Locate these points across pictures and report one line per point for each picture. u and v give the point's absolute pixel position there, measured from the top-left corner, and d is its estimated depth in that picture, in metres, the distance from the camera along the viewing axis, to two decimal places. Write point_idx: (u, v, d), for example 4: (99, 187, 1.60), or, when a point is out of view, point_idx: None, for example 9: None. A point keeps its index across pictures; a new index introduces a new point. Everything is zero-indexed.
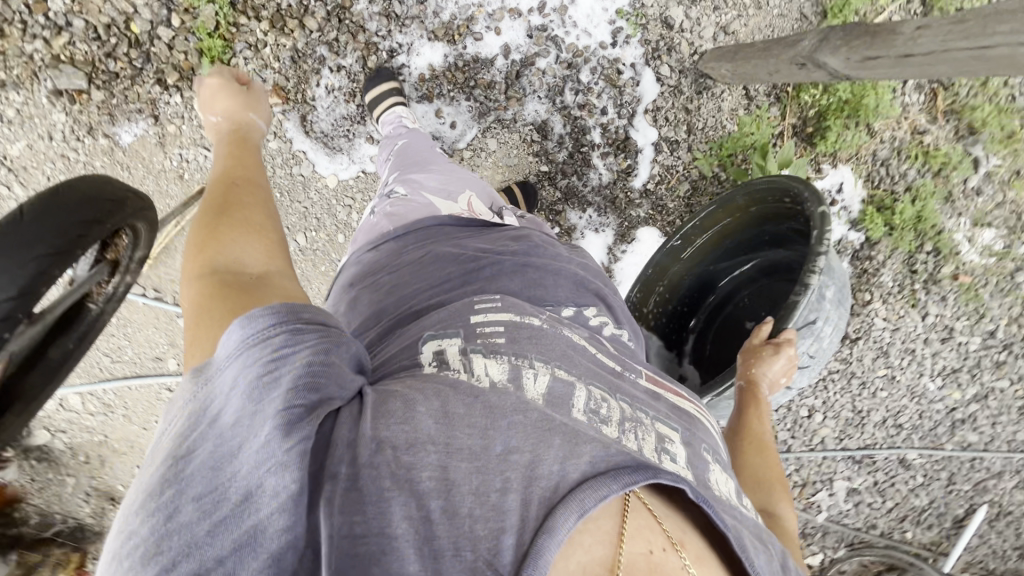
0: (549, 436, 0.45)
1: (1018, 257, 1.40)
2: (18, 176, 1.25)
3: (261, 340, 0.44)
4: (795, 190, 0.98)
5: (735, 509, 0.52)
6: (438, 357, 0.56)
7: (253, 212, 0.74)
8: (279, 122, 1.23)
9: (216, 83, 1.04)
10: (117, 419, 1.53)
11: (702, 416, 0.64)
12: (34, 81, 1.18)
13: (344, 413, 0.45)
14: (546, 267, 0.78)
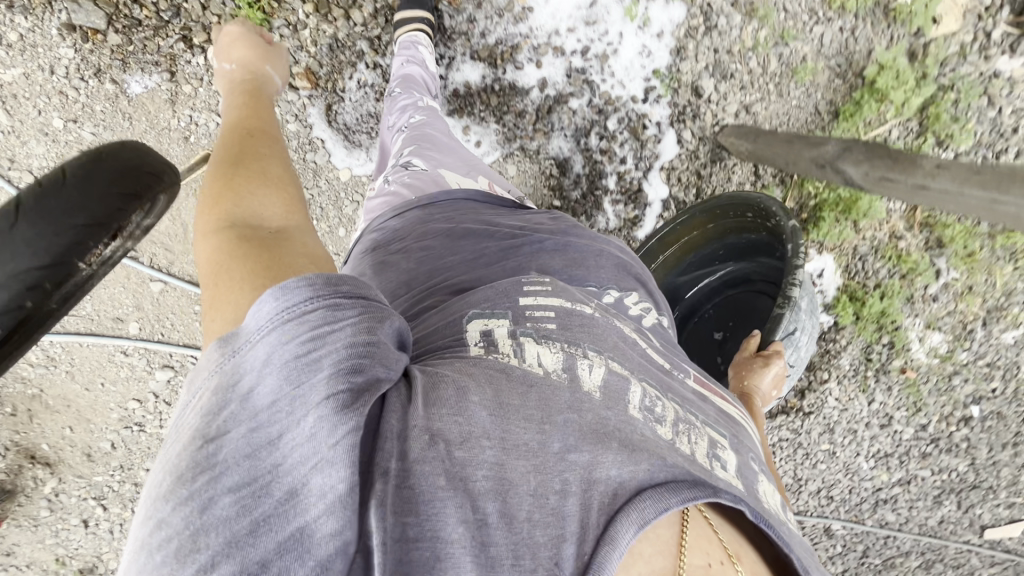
0: (607, 441, 0.47)
1: (958, 363, 1.53)
2: (5, 103, 1.17)
3: (296, 313, 0.42)
4: (761, 204, 1.07)
5: (778, 515, 0.56)
6: (487, 336, 0.58)
7: (270, 162, 0.69)
8: (303, 106, 1.21)
9: (237, 34, 1.01)
10: (59, 374, 1.43)
11: (746, 422, 0.69)
12: (46, 10, 1.11)
13: (392, 395, 0.45)
14: (589, 252, 0.79)
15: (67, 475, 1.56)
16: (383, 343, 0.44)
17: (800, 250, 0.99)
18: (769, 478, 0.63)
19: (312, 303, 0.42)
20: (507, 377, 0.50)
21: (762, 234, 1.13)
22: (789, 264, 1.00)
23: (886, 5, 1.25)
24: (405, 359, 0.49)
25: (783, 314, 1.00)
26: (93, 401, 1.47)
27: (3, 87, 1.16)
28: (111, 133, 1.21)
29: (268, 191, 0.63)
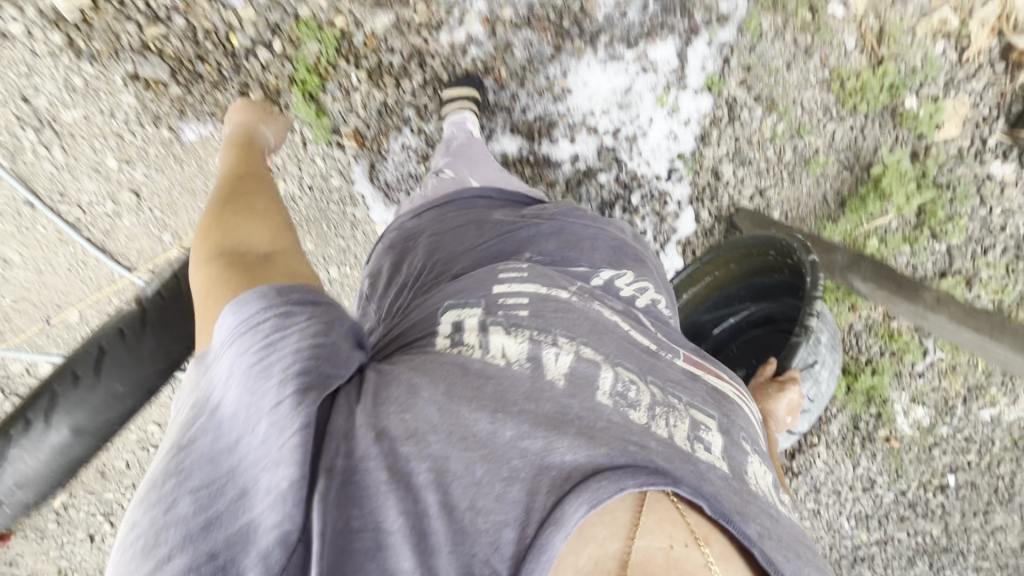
0: (566, 428, 0.52)
1: (939, 436, 1.63)
2: (63, 141, 1.22)
3: (258, 327, 0.55)
4: (780, 244, 1.12)
5: (762, 500, 0.55)
6: (458, 326, 0.66)
7: (259, 203, 0.81)
8: (348, 164, 1.27)
9: (240, 104, 1.14)
10: None
11: (743, 401, 0.69)
12: (113, 59, 1.16)
13: (344, 392, 0.56)
14: (580, 237, 0.89)
15: (79, 490, 1.60)
16: (336, 347, 0.56)
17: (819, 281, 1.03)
18: (767, 466, 0.63)
19: (271, 317, 0.55)
20: (463, 375, 0.57)
21: (782, 274, 1.19)
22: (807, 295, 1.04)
23: (894, 109, 1.35)
24: (362, 355, 0.61)
25: (799, 342, 1.04)
26: None
27: (62, 126, 1.21)
28: (162, 175, 1.26)
29: (257, 225, 0.75)
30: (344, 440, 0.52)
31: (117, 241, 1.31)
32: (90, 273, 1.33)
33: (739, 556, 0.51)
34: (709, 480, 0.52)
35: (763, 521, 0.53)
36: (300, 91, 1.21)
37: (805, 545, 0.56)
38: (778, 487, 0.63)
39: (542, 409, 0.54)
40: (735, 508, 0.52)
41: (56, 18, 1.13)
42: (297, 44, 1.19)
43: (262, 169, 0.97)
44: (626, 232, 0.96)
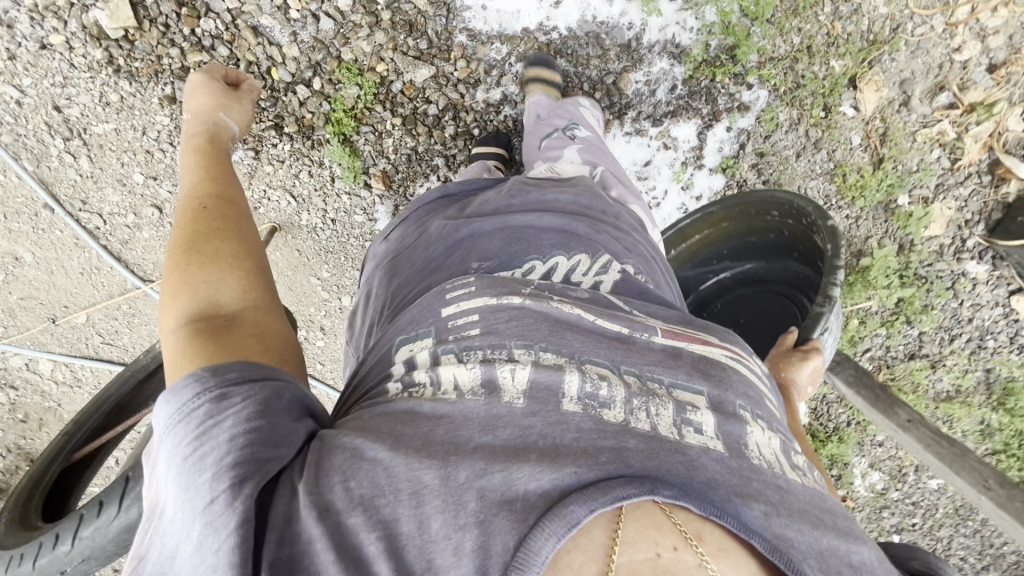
0: (527, 454, 0.49)
1: (890, 499, 1.76)
2: (89, 151, 1.23)
3: (194, 416, 0.53)
4: (788, 204, 1.12)
5: (767, 473, 0.51)
6: (411, 365, 0.63)
7: (229, 235, 0.72)
8: (373, 204, 1.31)
9: (199, 80, 0.95)
10: (80, 394, 1.47)
11: (740, 362, 0.63)
12: (152, 80, 1.17)
13: (290, 470, 0.53)
14: (526, 225, 0.84)
15: None
16: (270, 411, 0.54)
17: (841, 251, 1.02)
18: (774, 430, 0.58)
19: (209, 400, 0.53)
20: (412, 425, 0.54)
21: (782, 235, 1.20)
22: (829, 265, 1.03)
23: (887, 205, 1.44)
24: (310, 423, 0.59)
25: (821, 311, 1.02)
26: None
27: (92, 136, 1.21)
28: None
29: (224, 269, 0.68)
30: (287, 525, 0.49)
31: (134, 252, 1.32)
32: (102, 279, 1.34)
33: (738, 545, 0.47)
34: (701, 468, 0.49)
35: (766, 496, 0.49)
36: (334, 131, 1.24)
37: (818, 505, 0.52)
38: (791, 450, 0.58)
39: (498, 441, 0.50)
40: (728, 495, 0.48)
41: (98, 33, 1.13)
42: (336, 86, 1.22)
43: (224, 150, 0.88)
44: (593, 202, 0.91)
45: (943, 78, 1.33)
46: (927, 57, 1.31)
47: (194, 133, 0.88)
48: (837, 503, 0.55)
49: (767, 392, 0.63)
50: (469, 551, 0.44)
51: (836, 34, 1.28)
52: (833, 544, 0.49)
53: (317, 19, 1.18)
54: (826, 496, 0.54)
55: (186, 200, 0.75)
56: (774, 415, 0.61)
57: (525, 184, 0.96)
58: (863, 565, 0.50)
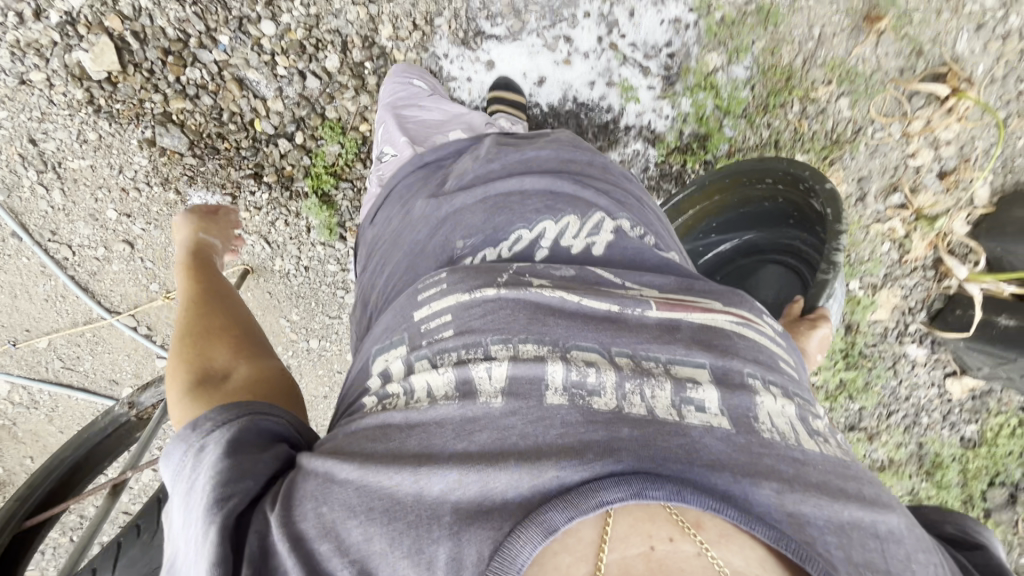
0: (504, 460, 0.47)
1: None
2: (63, 184, 1.22)
3: (181, 475, 0.56)
4: (785, 171, 1.06)
5: (779, 446, 0.48)
6: (387, 377, 0.61)
7: (219, 315, 0.78)
8: (347, 255, 1.32)
9: (181, 217, 1.04)
10: (37, 416, 1.45)
11: (746, 327, 0.59)
12: (133, 122, 1.18)
13: (259, 502, 0.54)
14: (509, 189, 0.77)
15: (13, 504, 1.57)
16: (239, 450, 0.56)
17: (842, 215, 0.96)
18: (789, 395, 0.54)
19: (190, 458, 0.57)
20: (385, 440, 0.52)
21: (776, 202, 1.15)
22: (830, 229, 0.97)
23: None
24: (283, 447, 0.60)
25: (826, 279, 0.97)
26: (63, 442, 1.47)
27: (67, 171, 1.21)
28: (160, 232, 1.28)
29: (218, 341, 0.73)
30: (263, 560, 0.50)
31: (102, 283, 1.31)
32: (67, 307, 1.34)
33: (739, 532, 0.43)
34: (704, 450, 0.46)
35: (779, 472, 0.46)
36: (313, 186, 1.25)
37: (839, 473, 0.48)
38: (809, 416, 0.54)
39: (475, 447, 0.48)
40: (734, 476, 0.45)
41: (80, 73, 1.13)
42: (318, 142, 1.24)
43: (208, 265, 0.92)
44: (578, 155, 0.84)
45: (898, 179, 1.40)
46: (884, 159, 1.38)
47: (180, 260, 0.95)
48: (862, 468, 0.52)
49: (782, 354, 0.60)
50: (442, 563, 0.43)
51: (802, 131, 1.34)
52: (856, 517, 0.45)
53: (303, 77, 1.21)
54: (847, 461, 0.51)
55: (180, 301, 0.82)
56: (790, 376, 0.57)
57: (504, 146, 0.88)
58: (891, 536, 0.46)
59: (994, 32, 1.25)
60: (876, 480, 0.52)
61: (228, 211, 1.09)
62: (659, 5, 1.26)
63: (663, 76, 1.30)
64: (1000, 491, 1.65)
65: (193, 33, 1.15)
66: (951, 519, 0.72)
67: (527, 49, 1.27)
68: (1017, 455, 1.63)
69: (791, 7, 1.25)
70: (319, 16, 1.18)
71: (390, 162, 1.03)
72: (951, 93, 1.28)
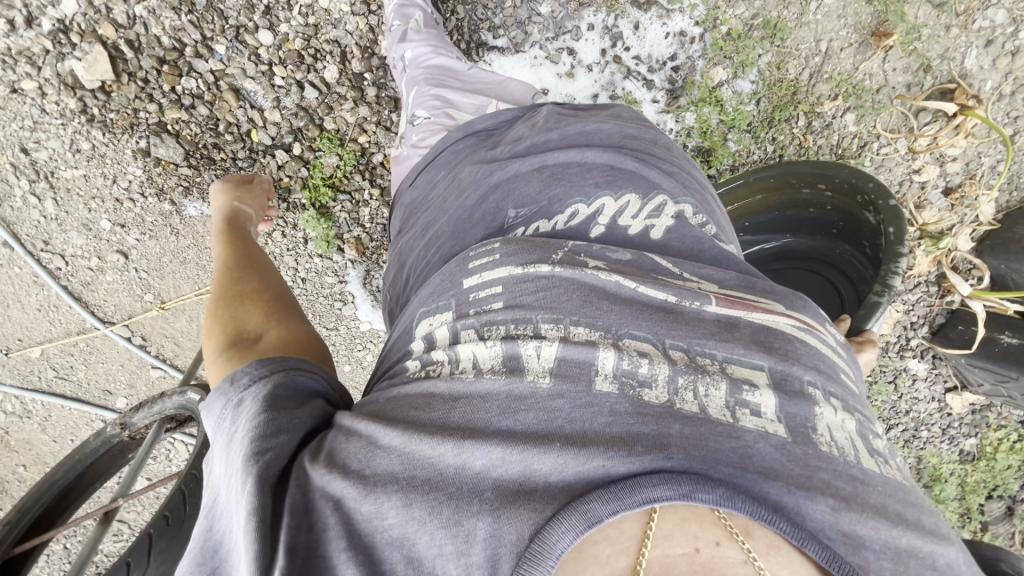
0: (549, 442, 0.39)
1: None
2: (55, 195, 1.20)
3: (221, 428, 0.49)
4: (845, 179, 1.01)
5: (839, 462, 0.39)
6: (431, 343, 0.51)
7: (252, 278, 0.71)
8: (345, 267, 1.31)
9: (216, 186, 0.95)
10: (29, 425, 1.42)
11: (808, 333, 0.48)
12: (128, 132, 1.15)
13: (298, 459, 0.46)
14: (567, 161, 0.64)
15: None
16: (279, 403, 0.48)
17: (905, 238, 0.93)
18: (850, 409, 0.45)
19: (229, 411, 0.49)
20: (428, 410, 0.44)
21: (825, 210, 1.10)
22: (890, 251, 0.93)
23: None
24: (323, 409, 0.52)
25: (878, 302, 0.92)
26: (56, 451, 1.45)
27: (59, 180, 1.19)
28: (155, 242, 1.26)
29: (251, 304, 0.66)
30: (304, 514, 0.42)
31: (95, 293, 1.29)
32: (60, 316, 1.31)
33: (790, 547, 0.36)
34: (757, 456, 0.38)
35: (835, 488, 0.38)
36: (311, 198, 1.23)
37: (899, 497, 0.40)
38: (868, 433, 0.44)
39: (520, 427, 0.40)
40: (787, 487, 0.37)
41: (73, 82, 1.11)
42: (315, 154, 1.22)
43: (243, 234, 0.85)
44: (640, 132, 0.71)
45: (902, 196, 1.38)
46: (889, 175, 1.36)
47: (215, 226, 0.86)
48: (919, 496, 0.43)
49: (841, 365, 0.49)
50: (481, 538, 0.36)
51: (808, 146, 1.31)
52: (913, 545, 0.38)
53: (301, 88, 1.19)
54: (906, 486, 0.42)
55: (217, 267, 0.76)
56: (850, 390, 0.47)
57: (562, 116, 0.74)
58: (948, 570, 0.39)
59: (1004, 47, 1.22)
60: (928, 507, 0.44)
61: (261, 181, 1.00)
62: (665, 18, 1.24)
63: (667, 90, 1.28)
64: (997, 504, 1.65)
65: (189, 42, 1.13)
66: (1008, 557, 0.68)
67: (530, 61, 1.26)
68: (1015, 468, 1.62)
69: (798, 21, 1.23)
70: (317, 25, 1.17)
71: (425, 125, 0.92)
72: (959, 111, 1.24)
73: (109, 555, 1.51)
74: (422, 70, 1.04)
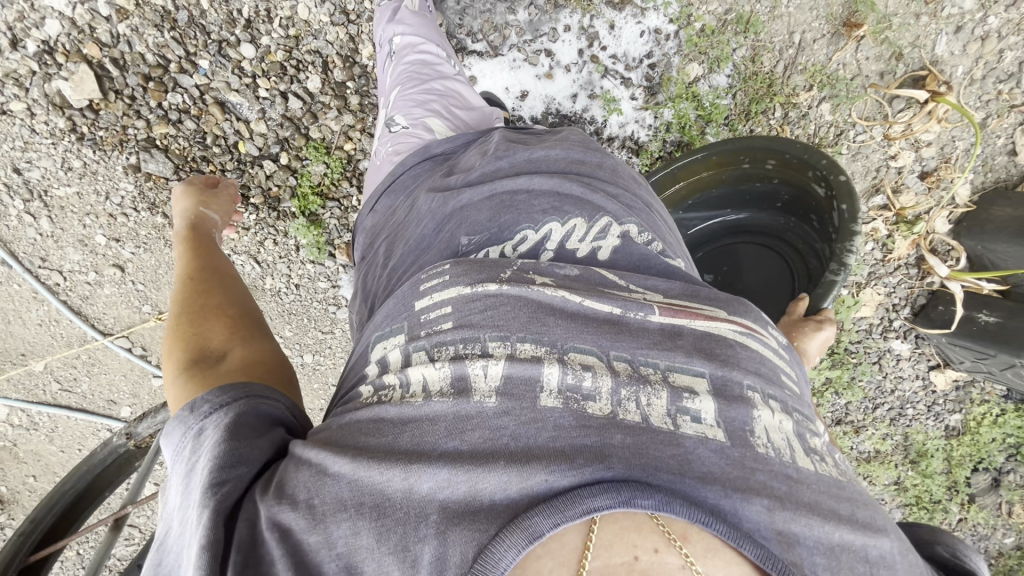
0: (494, 461, 0.42)
1: None
2: (50, 213, 1.23)
3: (182, 457, 0.52)
4: (797, 155, 1.04)
5: (774, 463, 0.43)
6: (384, 367, 0.55)
7: (217, 293, 0.74)
8: (337, 272, 1.34)
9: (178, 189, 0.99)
10: (37, 436, 1.46)
11: (751, 337, 0.52)
12: (117, 149, 1.18)
13: (252, 491, 0.49)
14: (515, 188, 0.67)
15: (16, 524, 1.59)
16: (239, 433, 0.52)
17: (858, 216, 0.96)
18: (788, 410, 0.49)
19: (189, 440, 0.53)
20: (378, 435, 0.47)
21: (771, 182, 1.15)
22: (845, 229, 0.97)
23: None
24: (279, 435, 0.55)
25: (835, 280, 0.96)
26: (65, 461, 1.49)
27: (53, 199, 1.22)
28: (150, 255, 1.29)
29: (215, 321, 0.69)
30: (251, 548, 0.44)
31: (94, 306, 1.32)
32: (61, 330, 1.34)
33: (728, 548, 0.39)
34: (696, 462, 0.41)
35: (770, 488, 0.41)
36: (300, 207, 1.25)
37: (832, 493, 0.44)
38: (807, 432, 0.48)
39: (466, 446, 0.43)
40: (724, 491, 0.40)
41: (61, 102, 1.13)
42: (303, 162, 1.24)
43: (209, 241, 0.88)
44: (588, 155, 0.74)
45: (879, 181, 1.41)
46: (866, 161, 1.39)
47: (178, 232, 0.90)
48: (858, 489, 0.47)
49: (783, 367, 0.53)
50: (427, 563, 0.39)
51: (785, 137, 1.34)
52: (846, 539, 0.41)
53: (285, 99, 1.21)
54: (842, 482, 0.46)
55: (181, 278, 0.78)
56: (791, 392, 0.51)
57: (513, 141, 0.78)
58: (880, 561, 0.42)
59: (973, 33, 1.25)
60: (870, 498, 0.48)
61: (223, 183, 1.03)
62: (640, 17, 1.26)
63: (645, 86, 1.31)
64: (983, 477, 1.70)
65: (173, 58, 1.15)
66: (942, 541, 0.73)
67: (508, 64, 1.28)
68: (1000, 442, 1.66)
69: (771, 14, 1.25)
70: (298, 37, 1.19)
71: (402, 134, 0.93)
72: (930, 97, 1.26)
73: (122, 558, 1.56)
74: (403, 66, 1.05)
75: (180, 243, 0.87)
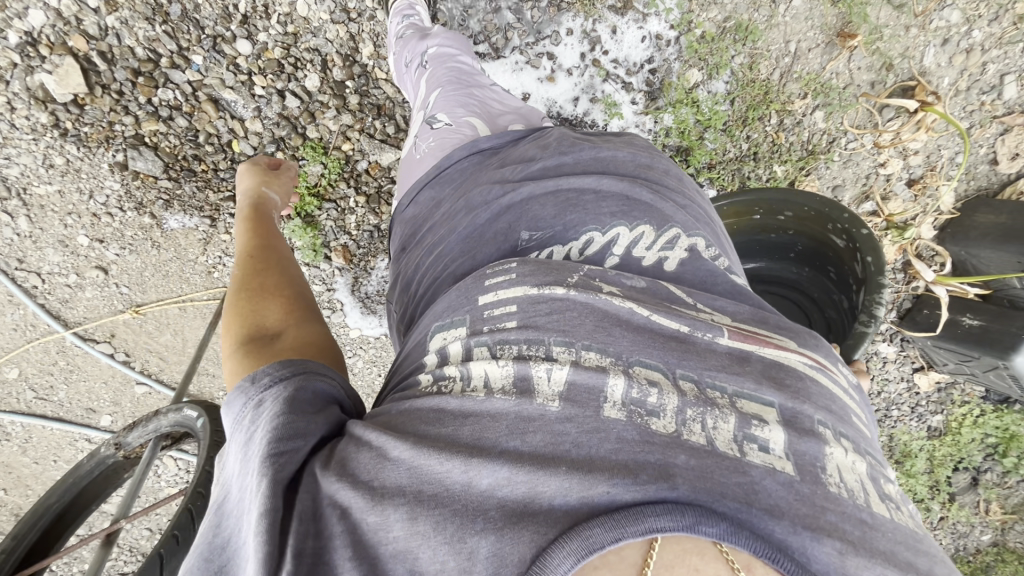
0: (555, 465, 0.41)
1: None
2: (28, 212, 1.17)
3: (240, 426, 0.50)
4: (813, 207, 1.06)
5: (847, 505, 0.41)
6: (443, 358, 0.53)
7: (273, 271, 0.72)
8: (332, 275, 1.30)
9: (243, 167, 0.97)
10: (9, 447, 1.38)
11: (821, 372, 0.51)
12: (103, 146, 1.13)
13: (311, 464, 0.47)
14: (583, 188, 0.67)
15: None
16: (298, 406, 0.50)
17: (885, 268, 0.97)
18: (861, 451, 0.46)
19: (250, 409, 0.51)
20: (440, 425, 0.46)
21: (788, 234, 1.16)
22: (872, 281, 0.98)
23: None
24: (336, 414, 0.53)
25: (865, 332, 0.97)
26: (38, 473, 1.42)
27: (32, 197, 1.16)
28: (135, 256, 1.23)
29: (272, 299, 0.67)
30: (314, 520, 0.43)
31: (74, 310, 1.26)
32: (37, 336, 1.27)
33: None
34: (763, 493, 0.40)
35: (842, 530, 0.40)
36: (295, 208, 1.22)
37: (907, 546, 0.42)
38: (880, 478, 0.46)
39: (527, 447, 0.42)
40: (793, 527, 0.39)
41: (44, 97, 1.08)
42: (299, 163, 1.21)
43: (268, 219, 0.85)
44: (654, 161, 0.74)
45: (869, 188, 1.44)
46: (857, 168, 1.42)
47: (240, 210, 0.86)
48: (933, 546, 0.45)
49: (854, 407, 0.51)
50: (484, 558, 0.37)
51: (779, 143, 1.36)
52: None
53: (282, 97, 1.18)
54: (919, 534, 0.44)
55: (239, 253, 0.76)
56: (862, 434, 0.49)
57: (576, 138, 0.77)
58: None
59: (960, 45, 1.29)
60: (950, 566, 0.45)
61: (286, 167, 1.00)
62: (640, 22, 1.27)
63: (645, 91, 1.32)
64: (963, 476, 1.75)
65: (164, 52, 1.11)
66: None
67: (511, 66, 1.28)
68: (980, 442, 1.71)
69: (768, 23, 1.27)
70: (297, 34, 1.16)
71: (445, 131, 0.90)
72: (919, 107, 1.31)
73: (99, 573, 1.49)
74: (444, 68, 1.02)
75: (241, 221, 0.84)
